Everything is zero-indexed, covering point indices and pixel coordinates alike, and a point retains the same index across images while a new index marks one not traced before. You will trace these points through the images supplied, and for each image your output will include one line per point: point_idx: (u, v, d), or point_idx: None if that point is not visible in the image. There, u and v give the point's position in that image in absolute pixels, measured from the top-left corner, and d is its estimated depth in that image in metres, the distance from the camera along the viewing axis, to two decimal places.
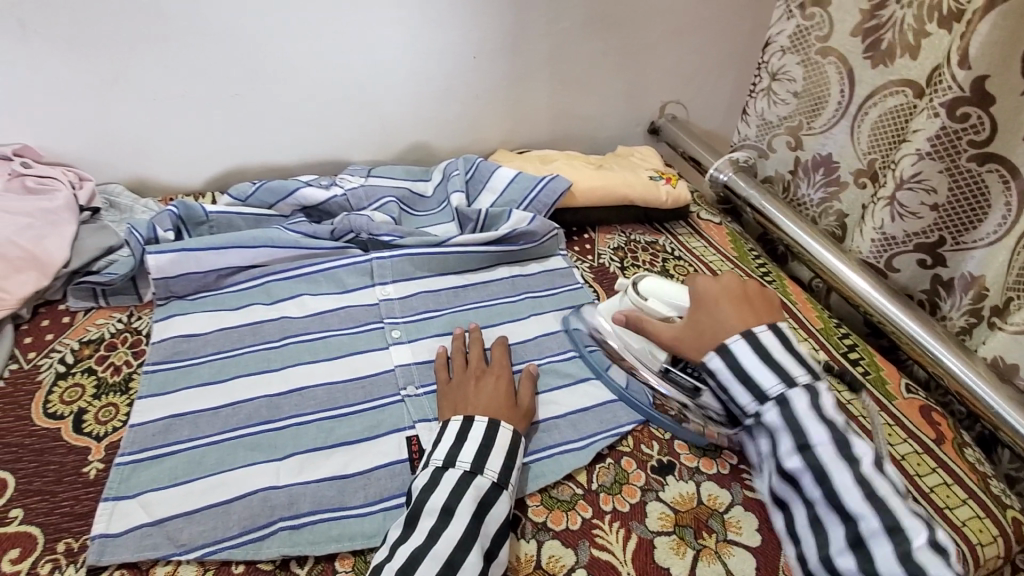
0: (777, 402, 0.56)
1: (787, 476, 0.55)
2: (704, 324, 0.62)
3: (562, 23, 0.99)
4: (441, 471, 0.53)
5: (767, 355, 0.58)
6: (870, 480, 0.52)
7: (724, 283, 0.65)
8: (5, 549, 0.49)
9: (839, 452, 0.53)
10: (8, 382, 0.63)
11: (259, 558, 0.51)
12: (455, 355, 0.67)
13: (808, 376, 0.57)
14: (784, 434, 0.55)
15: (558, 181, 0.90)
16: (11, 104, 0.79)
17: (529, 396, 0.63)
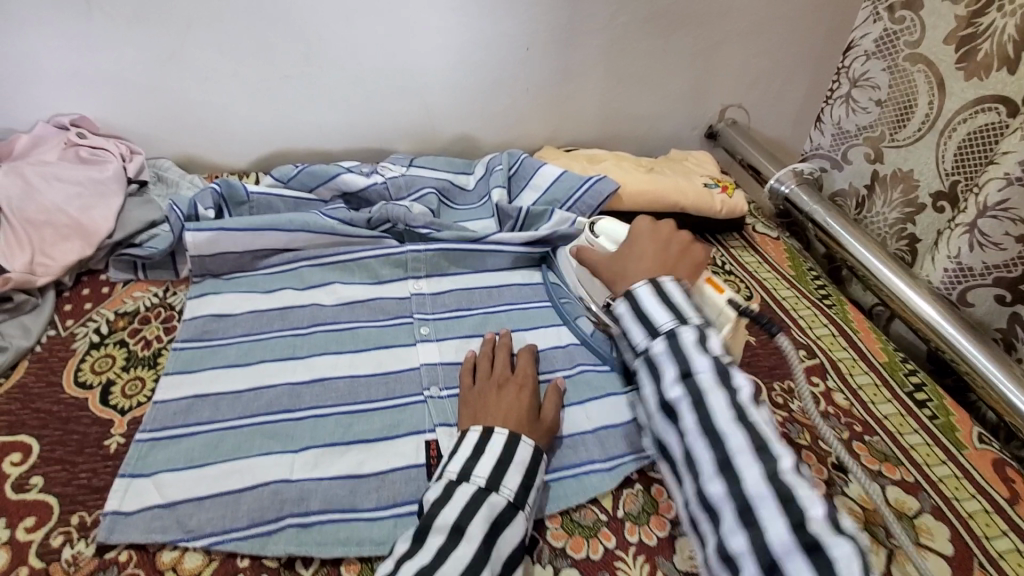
0: (665, 336, 0.55)
1: (668, 410, 0.53)
2: (625, 258, 0.65)
3: (621, 17, 0.94)
4: (454, 485, 0.50)
5: (666, 297, 0.57)
6: (746, 409, 0.50)
7: (657, 229, 0.68)
8: (21, 516, 0.49)
9: (717, 380, 0.51)
10: (44, 348, 0.64)
11: (264, 554, 0.49)
12: (479, 359, 0.64)
13: (699, 320, 0.56)
14: (667, 365, 0.54)
15: (605, 183, 0.85)
16: (71, 76, 0.81)
17: (553, 410, 0.60)
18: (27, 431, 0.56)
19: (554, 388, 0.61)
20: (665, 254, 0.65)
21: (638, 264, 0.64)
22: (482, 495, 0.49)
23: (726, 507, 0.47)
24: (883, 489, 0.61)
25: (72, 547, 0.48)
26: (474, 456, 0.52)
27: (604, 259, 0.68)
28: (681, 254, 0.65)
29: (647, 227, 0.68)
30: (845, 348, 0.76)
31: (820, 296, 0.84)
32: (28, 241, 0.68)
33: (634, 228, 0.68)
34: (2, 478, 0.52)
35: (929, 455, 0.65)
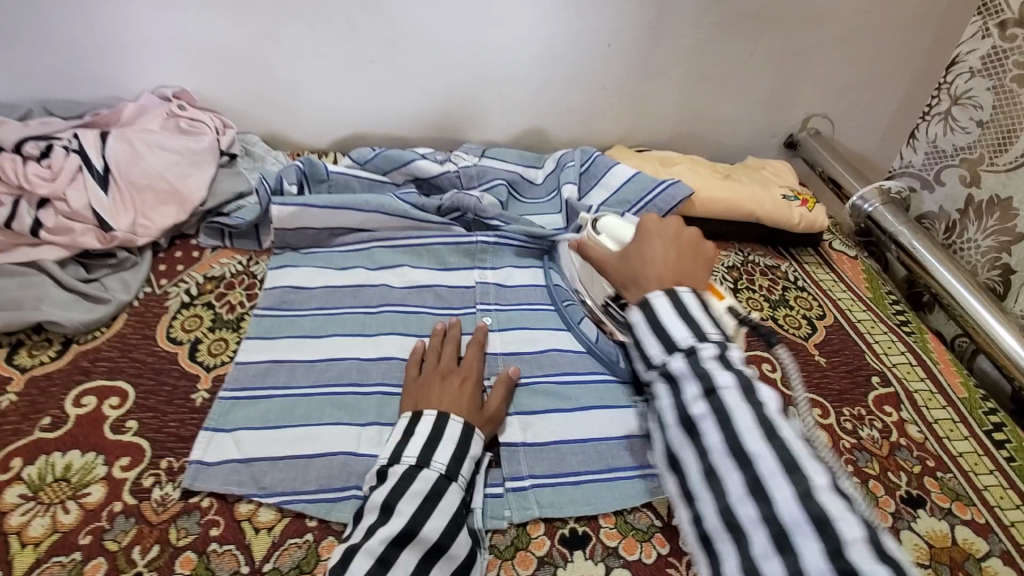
0: (686, 352, 0.50)
1: (688, 425, 0.49)
2: (634, 258, 0.60)
3: (708, 18, 0.92)
4: (445, 483, 0.51)
5: (687, 310, 0.52)
6: (776, 423, 0.46)
7: (664, 225, 0.62)
8: (119, 455, 0.54)
9: (743, 396, 0.47)
10: (141, 303, 0.69)
11: (330, 518, 0.51)
12: (427, 352, 0.64)
13: (720, 334, 0.51)
14: (689, 382, 0.49)
15: (678, 187, 0.84)
16: (177, 49, 0.86)
17: (498, 401, 0.60)
18: (125, 378, 0.60)
19: (506, 378, 0.62)
20: (679, 258, 0.59)
21: (650, 270, 0.58)
22: (462, 508, 0.51)
23: (759, 532, 0.43)
24: (952, 528, 0.58)
25: (161, 489, 0.52)
26: (463, 460, 0.53)
27: (612, 256, 0.63)
28: (696, 265, 0.59)
29: (654, 225, 0.63)
30: (923, 379, 0.73)
31: (898, 322, 0.80)
32: (132, 203, 0.73)
33: (640, 224, 0.63)
34: (102, 419, 0.56)
35: (1002, 497, 0.62)
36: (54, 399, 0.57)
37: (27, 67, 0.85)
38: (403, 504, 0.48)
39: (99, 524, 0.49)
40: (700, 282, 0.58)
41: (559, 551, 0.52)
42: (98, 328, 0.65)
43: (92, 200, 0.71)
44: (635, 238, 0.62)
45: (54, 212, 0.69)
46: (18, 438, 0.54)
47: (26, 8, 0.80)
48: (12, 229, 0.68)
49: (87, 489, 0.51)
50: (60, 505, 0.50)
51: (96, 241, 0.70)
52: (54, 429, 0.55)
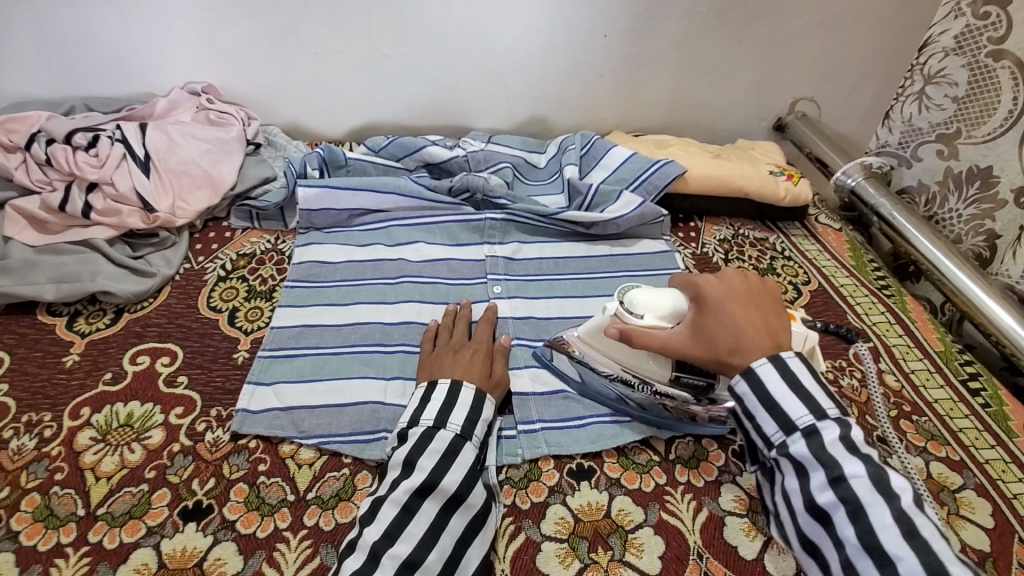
0: (805, 433, 0.51)
1: (819, 514, 0.49)
2: (713, 331, 0.57)
3: (700, 7, 0.97)
4: (461, 441, 0.55)
5: (800, 386, 0.53)
6: (916, 521, 0.46)
7: (727, 285, 0.60)
8: (173, 405, 0.60)
9: (877, 488, 0.47)
10: (182, 277, 0.75)
11: (363, 456, 0.58)
12: (439, 329, 0.69)
13: (838, 410, 0.52)
14: (813, 468, 0.50)
15: (672, 166, 0.90)
16: (205, 47, 0.93)
17: (503, 370, 0.65)
18: (172, 341, 0.67)
19: (502, 348, 0.67)
20: (759, 316, 0.59)
21: (742, 340, 0.56)
22: (477, 464, 0.55)
23: None
24: (927, 464, 0.64)
25: (213, 432, 0.58)
26: (476, 421, 0.57)
27: (683, 333, 0.59)
28: (770, 306, 0.60)
29: (716, 284, 0.60)
30: (901, 335, 0.79)
31: (879, 286, 0.86)
32: (170, 187, 0.80)
33: (700, 291, 0.60)
34: (156, 375, 0.63)
35: (979, 439, 0.67)
36: (113, 358, 0.64)
37: (67, 67, 0.92)
38: (424, 460, 0.52)
39: (161, 461, 0.56)
40: (785, 332, 0.58)
41: (568, 482, 0.58)
42: (146, 298, 0.71)
43: (136, 184, 0.77)
44: (701, 308, 0.59)
45: (102, 196, 0.76)
46: (84, 391, 0.61)
47: (68, 12, 0.87)
48: (66, 212, 0.75)
49: (148, 433, 0.58)
50: (126, 446, 0.56)
51: (140, 221, 0.77)
52: (116, 383, 0.62)
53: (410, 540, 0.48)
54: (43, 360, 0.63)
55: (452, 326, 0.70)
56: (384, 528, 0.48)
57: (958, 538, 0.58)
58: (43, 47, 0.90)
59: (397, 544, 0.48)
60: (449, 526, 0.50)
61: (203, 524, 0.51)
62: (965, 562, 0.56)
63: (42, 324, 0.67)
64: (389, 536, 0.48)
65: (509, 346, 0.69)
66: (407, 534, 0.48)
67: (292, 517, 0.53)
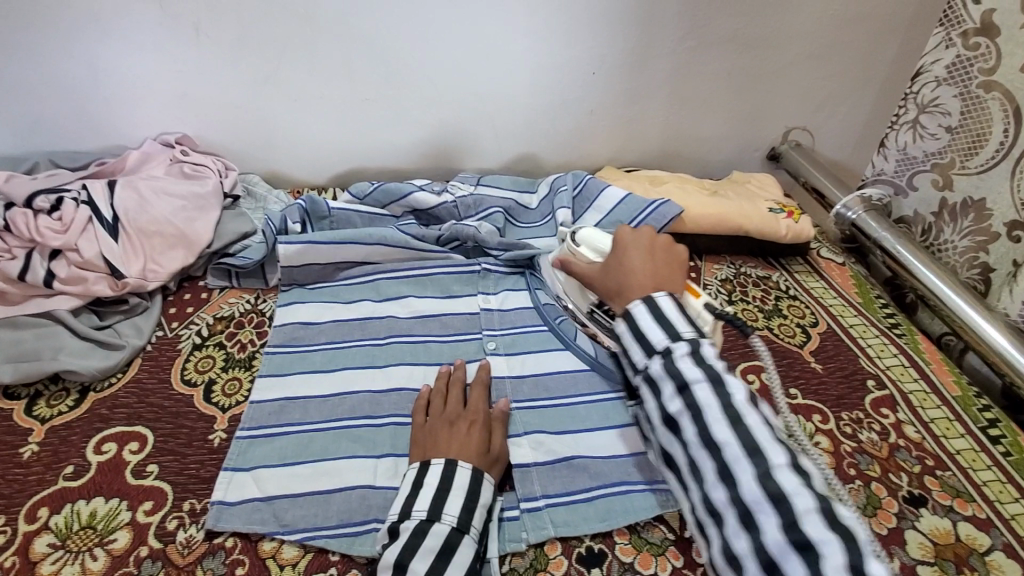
0: (662, 354, 0.55)
1: (670, 423, 0.54)
2: (615, 269, 0.66)
3: (688, 42, 0.96)
4: (458, 535, 0.51)
5: (662, 314, 0.57)
6: (741, 412, 0.50)
7: (638, 237, 0.68)
8: (141, 500, 0.55)
9: (715, 388, 0.51)
10: (155, 347, 0.70)
11: (352, 552, 0.52)
12: (433, 397, 0.64)
13: (693, 332, 0.56)
14: (665, 381, 0.54)
15: (669, 206, 0.87)
16: (179, 97, 0.89)
17: (501, 442, 0.61)
18: (142, 423, 0.61)
19: (499, 414, 0.63)
20: (656, 268, 0.65)
21: (633, 279, 0.64)
22: (477, 560, 0.51)
23: (728, 513, 0.48)
24: (955, 525, 0.60)
25: (185, 531, 0.53)
26: (474, 509, 0.53)
27: (596, 271, 0.69)
28: (670, 267, 0.66)
29: (631, 236, 0.69)
30: (916, 379, 0.75)
31: (888, 324, 0.83)
32: (141, 249, 0.75)
33: (617, 238, 0.69)
34: (124, 464, 0.57)
35: (1004, 493, 0.64)
36: (76, 447, 0.59)
37: (31, 121, 0.88)
38: (417, 562, 0.48)
39: (126, 569, 0.50)
40: (674, 286, 0.64)
41: (577, 570, 0.53)
42: (113, 374, 0.66)
43: (103, 249, 0.73)
44: (613, 251, 0.68)
45: (66, 263, 0.71)
46: (43, 488, 0.55)
47: (32, 65, 0.83)
48: (27, 281, 0.70)
49: (113, 536, 0.52)
50: (87, 553, 0.51)
51: (108, 288, 0.72)
52: (78, 478, 0.56)
53: None
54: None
55: (446, 391, 0.65)
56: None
57: None
58: (6, 102, 0.85)
59: None
60: None
61: None
62: None
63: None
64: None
65: (509, 408, 0.65)
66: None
67: None
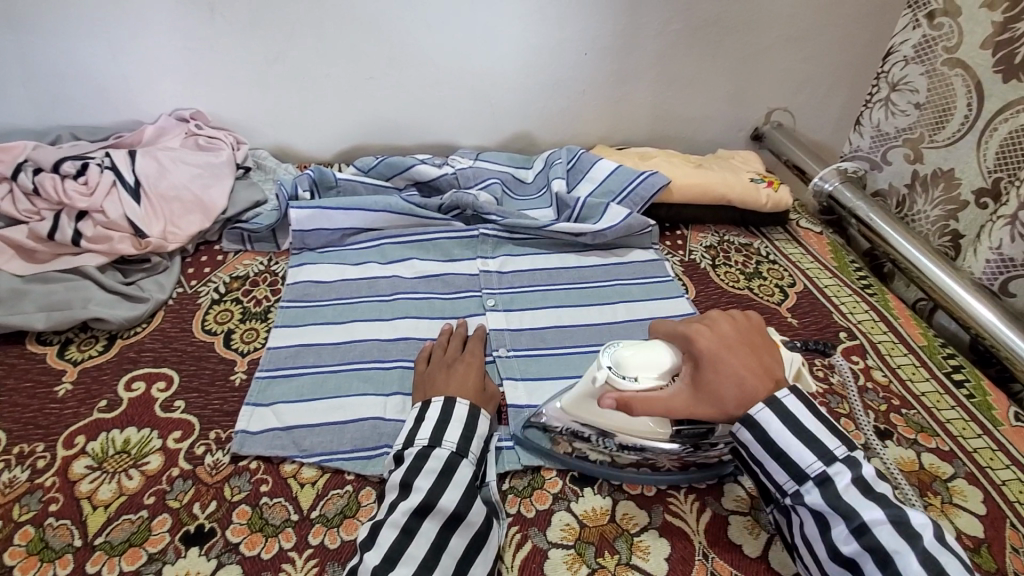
0: (817, 481, 0.50)
1: (849, 567, 0.47)
2: (713, 386, 0.53)
3: (675, 25, 1.01)
4: (457, 458, 0.55)
5: (805, 429, 0.51)
6: (940, 559, 0.45)
7: (717, 331, 0.56)
8: (170, 430, 0.60)
9: (902, 532, 0.46)
10: (176, 301, 0.75)
11: (366, 472, 0.57)
12: (435, 346, 0.69)
13: (846, 448, 0.50)
14: (835, 520, 0.48)
15: (657, 177, 0.92)
16: (191, 74, 0.93)
17: (492, 386, 0.66)
18: (168, 365, 0.66)
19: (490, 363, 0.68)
20: (752, 355, 0.55)
21: (745, 386, 0.53)
22: (475, 481, 0.55)
23: None
24: (919, 455, 0.66)
25: (212, 455, 0.58)
26: (471, 438, 0.57)
27: (686, 390, 0.54)
28: (757, 341, 0.57)
29: (706, 334, 0.56)
30: (886, 332, 0.81)
31: (862, 285, 0.89)
32: (161, 213, 0.80)
33: (693, 341, 0.56)
34: (152, 400, 0.62)
35: (966, 428, 0.69)
36: (107, 385, 0.63)
37: (51, 97, 0.92)
38: (420, 480, 0.52)
39: (160, 486, 0.55)
40: (778, 363, 0.57)
41: (571, 489, 0.59)
42: (139, 324, 0.71)
43: (127, 211, 0.77)
44: (698, 361, 0.55)
45: (93, 223, 0.76)
46: (78, 420, 0.60)
47: (52, 42, 0.87)
48: (56, 240, 0.75)
49: (146, 459, 0.57)
50: (123, 473, 0.55)
51: (132, 247, 0.76)
52: (111, 410, 0.61)
53: (412, 562, 0.48)
54: (34, 391, 0.62)
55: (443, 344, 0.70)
56: (384, 552, 0.48)
57: (953, 526, 0.59)
58: (27, 78, 0.90)
59: (400, 567, 0.47)
60: (449, 546, 0.49)
61: (206, 548, 0.51)
62: (961, 548, 0.57)
63: (32, 354, 0.66)
64: (391, 561, 0.47)
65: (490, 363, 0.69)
66: (409, 557, 0.48)
67: (297, 536, 0.52)
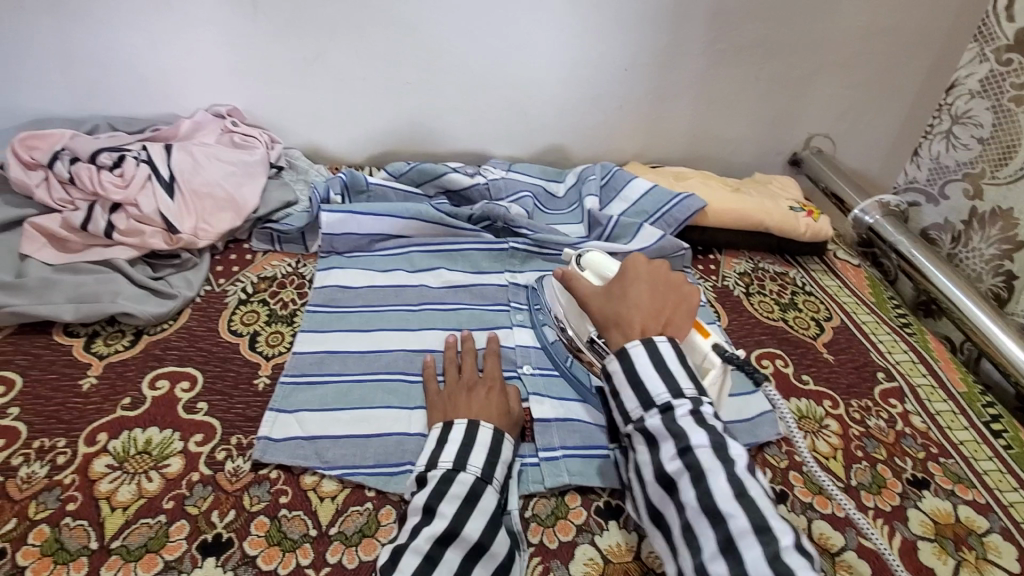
0: (661, 408, 0.54)
1: (666, 483, 0.52)
2: (616, 299, 0.63)
3: (719, 45, 0.99)
4: (482, 485, 0.53)
5: (663, 363, 0.56)
6: (744, 482, 0.50)
7: (650, 268, 0.66)
8: (192, 432, 0.59)
9: (718, 456, 0.51)
10: (203, 300, 0.75)
11: (388, 490, 0.56)
12: (446, 366, 0.67)
13: (694, 389, 0.56)
14: (665, 440, 0.53)
15: (693, 199, 0.90)
16: (230, 71, 0.94)
17: (516, 408, 0.63)
18: (193, 365, 0.66)
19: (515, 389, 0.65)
20: (661, 302, 0.63)
21: (634, 313, 0.61)
22: (499, 509, 0.54)
23: None
24: (955, 507, 0.63)
25: (233, 461, 0.57)
26: (496, 463, 0.55)
27: (595, 294, 0.65)
28: (679, 306, 0.64)
29: (642, 265, 0.66)
30: (924, 375, 0.78)
31: (900, 323, 0.86)
32: (193, 209, 0.80)
33: (627, 266, 0.66)
34: (176, 400, 0.62)
35: (1002, 481, 0.66)
36: (132, 382, 0.63)
37: (91, 85, 0.93)
38: (444, 506, 0.51)
39: (179, 491, 0.54)
40: (681, 328, 0.62)
41: (596, 522, 0.57)
42: (165, 321, 0.70)
43: (160, 205, 0.77)
44: (619, 278, 0.65)
45: (126, 216, 0.76)
46: (101, 416, 0.59)
47: (96, 33, 0.88)
48: (88, 231, 0.75)
49: (166, 461, 0.56)
50: (143, 474, 0.55)
51: (163, 242, 0.76)
52: (134, 409, 0.60)
53: None
54: (58, 383, 0.62)
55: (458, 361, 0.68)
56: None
57: None
58: (68, 66, 0.90)
59: None
60: None
61: (223, 558, 0.50)
62: None
63: (59, 345, 0.66)
64: None
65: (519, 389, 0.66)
66: None
67: (314, 553, 0.51)
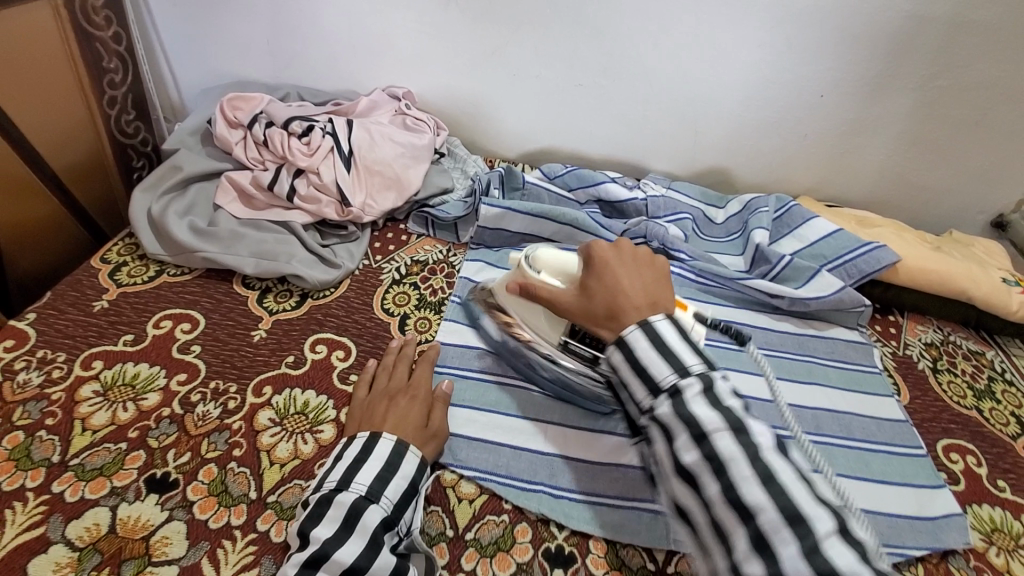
0: (669, 393, 0.46)
1: (685, 475, 0.44)
2: (598, 289, 0.54)
3: (941, 81, 0.86)
4: (362, 502, 0.48)
5: (662, 342, 0.47)
6: (771, 464, 0.42)
7: (622, 252, 0.56)
8: (344, 403, 0.60)
9: (740, 438, 0.42)
10: (361, 273, 0.77)
11: (524, 506, 0.54)
12: (376, 372, 0.62)
13: (703, 365, 0.46)
14: (676, 429, 0.45)
15: (885, 251, 0.79)
16: (414, 56, 0.96)
17: (440, 417, 0.58)
18: (348, 335, 0.68)
19: (442, 393, 0.61)
20: (645, 282, 0.54)
21: (623, 300, 0.52)
22: (388, 530, 0.48)
23: None
24: None
25: None
26: (388, 480, 0.50)
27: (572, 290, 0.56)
28: (661, 276, 0.55)
29: (609, 250, 0.57)
30: None
31: None
32: (364, 184, 0.83)
33: (594, 254, 0.57)
34: (332, 367, 0.64)
35: None
36: (295, 341, 0.66)
37: (289, 54, 0.99)
38: (320, 530, 0.46)
39: None
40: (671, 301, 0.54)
41: None
42: (328, 288, 0.74)
43: (338, 175, 0.80)
44: (592, 267, 0.56)
45: (307, 182, 0.80)
46: (268, 369, 0.62)
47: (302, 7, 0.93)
48: (273, 191, 0.80)
49: (320, 427, 0.58)
50: (300, 435, 0.57)
51: (335, 212, 0.80)
52: (296, 367, 0.63)
53: None
54: (233, 330, 0.66)
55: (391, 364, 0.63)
56: None
57: None
58: (272, 36, 0.97)
59: None
60: None
61: None
62: None
63: (237, 294, 0.71)
64: None
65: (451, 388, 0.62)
66: None
67: (450, 554, 0.50)
